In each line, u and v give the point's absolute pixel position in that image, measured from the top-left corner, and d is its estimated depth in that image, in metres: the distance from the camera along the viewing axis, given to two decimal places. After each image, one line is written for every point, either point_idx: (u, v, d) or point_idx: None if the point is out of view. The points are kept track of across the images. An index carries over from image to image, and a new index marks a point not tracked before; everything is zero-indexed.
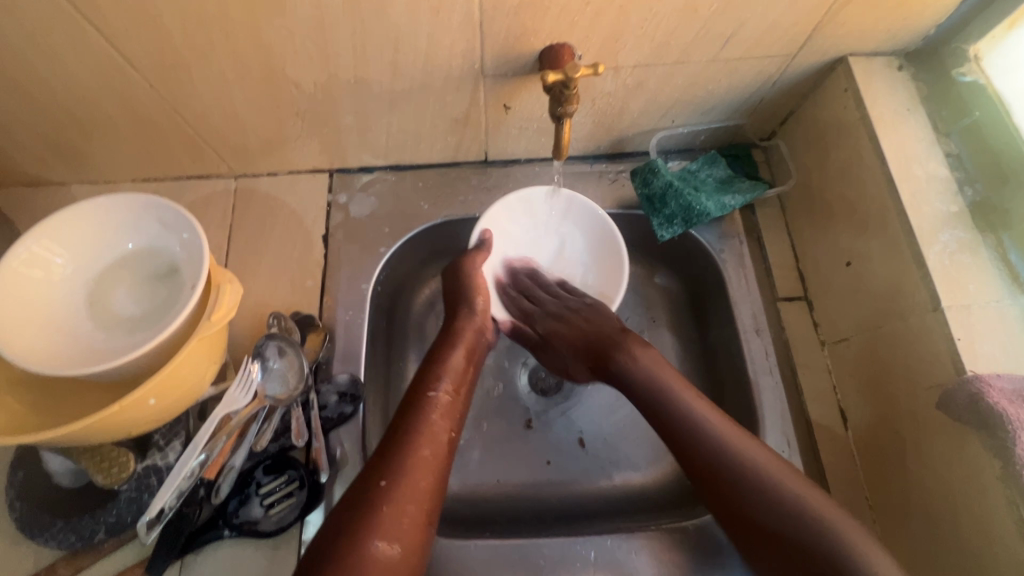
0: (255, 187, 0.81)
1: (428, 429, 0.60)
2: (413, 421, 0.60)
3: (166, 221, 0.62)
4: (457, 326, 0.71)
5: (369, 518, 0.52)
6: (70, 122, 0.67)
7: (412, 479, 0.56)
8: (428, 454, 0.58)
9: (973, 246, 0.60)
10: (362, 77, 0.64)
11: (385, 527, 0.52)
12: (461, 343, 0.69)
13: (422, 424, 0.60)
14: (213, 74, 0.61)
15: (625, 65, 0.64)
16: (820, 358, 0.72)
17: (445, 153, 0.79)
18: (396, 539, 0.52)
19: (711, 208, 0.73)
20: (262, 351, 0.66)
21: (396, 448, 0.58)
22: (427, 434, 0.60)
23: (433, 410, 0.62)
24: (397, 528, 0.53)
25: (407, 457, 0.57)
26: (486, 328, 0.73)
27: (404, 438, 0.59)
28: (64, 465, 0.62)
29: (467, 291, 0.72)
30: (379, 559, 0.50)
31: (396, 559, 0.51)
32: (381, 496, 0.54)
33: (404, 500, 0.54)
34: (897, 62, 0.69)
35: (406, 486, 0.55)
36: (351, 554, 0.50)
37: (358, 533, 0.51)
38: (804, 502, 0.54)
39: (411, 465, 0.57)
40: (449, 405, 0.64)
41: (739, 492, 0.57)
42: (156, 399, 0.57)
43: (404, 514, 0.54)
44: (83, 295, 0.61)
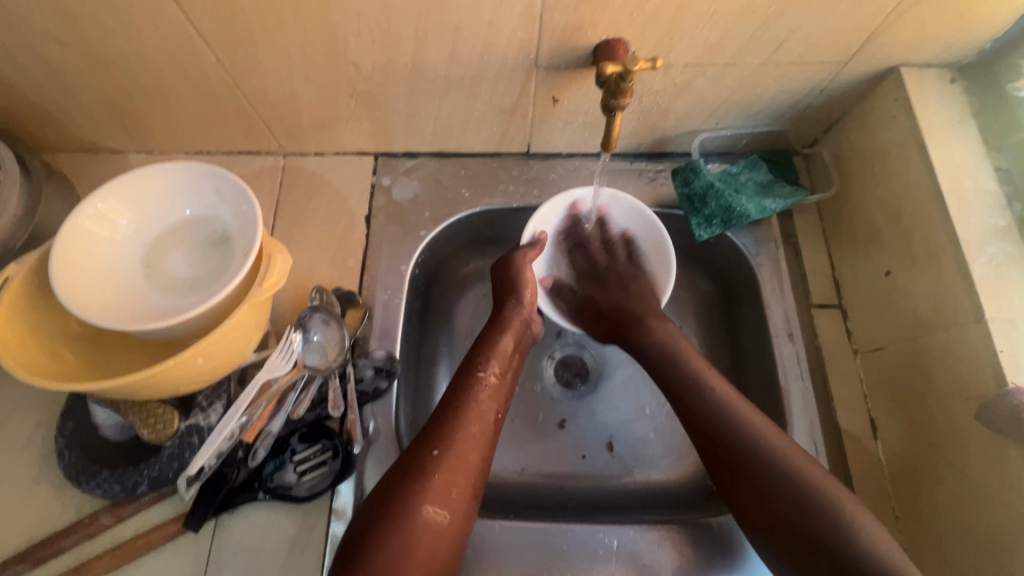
0: (302, 166, 0.83)
1: (477, 409, 0.62)
2: (463, 398, 0.62)
3: (223, 190, 0.64)
4: (506, 314, 0.71)
5: (420, 485, 0.55)
6: (137, 92, 0.70)
7: (459, 453, 0.58)
8: (479, 430, 0.60)
9: (1019, 260, 0.60)
10: (419, 62, 0.65)
11: (436, 495, 0.55)
12: (510, 332, 0.70)
13: (472, 402, 0.62)
14: (278, 51, 0.64)
15: (677, 64, 0.65)
16: (852, 366, 0.72)
17: (489, 142, 0.80)
18: (446, 506, 0.55)
19: (751, 210, 0.73)
20: (305, 322, 0.67)
21: (446, 421, 0.60)
22: (478, 412, 0.61)
23: (483, 389, 0.63)
24: (446, 496, 0.56)
25: (456, 433, 0.59)
26: (532, 322, 0.73)
27: (455, 413, 0.61)
28: (110, 419, 0.63)
29: (516, 284, 0.73)
30: (430, 524, 0.53)
31: (445, 524, 0.55)
32: (431, 465, 0.56)
33: (454, 472, 0.57)
34: (950, 74, 0.69)
35: (453, 458, 0.57)
36: (404, 517, 0.53)
37: (410, 498, 0.54)
38: (818, 501, 0.55)
39: (461, 440, 0.59)
40: (500, 386, 0.65)
41: (751, 483, 0.58)
42: (204, 359, 0.59)
43: (454, 485, 0.56)
44: (141, 257, 0.63)
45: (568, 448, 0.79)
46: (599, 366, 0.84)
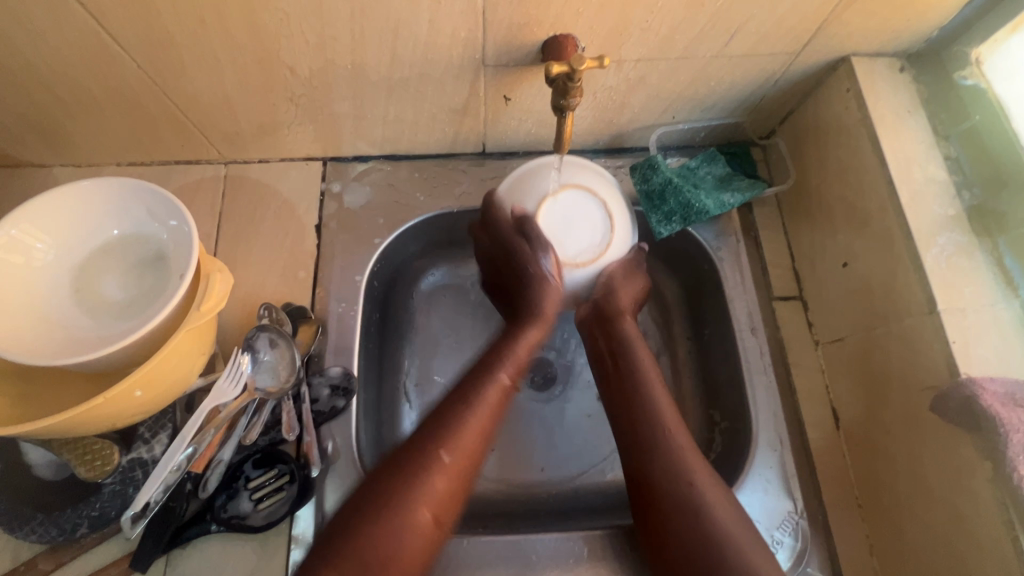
0: (245, 174, 0.78)
1: (487, 403, 0.62)
2: (480, 389, 0.62)
3: (154, 207, 0.59)
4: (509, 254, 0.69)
5: (424, 481, 0.55)
6: (54, 102, 0.64)
7: (465, 447, 0.58)
8: (493, 406, 0.62)
9: (968, 249, 0.60)
10: (360, 64, 0.62)
11: (432, 496, 0.55)
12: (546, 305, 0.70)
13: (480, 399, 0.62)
14: (204, 56, 0.59)
15: (629, 58, 0.63)
16: (813, 358, 0.72)
17: (442, 143, 0.78)
18: (437, 509, 0.55)
19: (710, 206, 0.72)
20: (253, 342, 0.64)
21: (455, 415, 0.60)
22: (484, 378, 0.64)
23: (495, 389, 0.63)
24: (437, 497, 0.55)
25: (468, 432, 0.59)
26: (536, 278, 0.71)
27: (468, 404, 0.61)
28: (46, 456, 0.60)
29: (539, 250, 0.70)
30: (419, 525, 0.53)
31: (438, 530, 0.55)
32: (431, 487, 0.55)
33: (472, 392, 0.62)
34: (899, 63, 0.69)
35: (460, 462, 0.57)
36: (396, 517, 0.53)
37: (405, 504, 0.54)
38: None
39: (470, 438, 0.59)
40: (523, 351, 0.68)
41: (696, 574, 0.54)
42: (143, 391, 0.55)
43: (453, 493, 0.56)
44: (67, 283, 0.58)
45: (539, 453, 0.77)
46: (566, 366, 0.82)
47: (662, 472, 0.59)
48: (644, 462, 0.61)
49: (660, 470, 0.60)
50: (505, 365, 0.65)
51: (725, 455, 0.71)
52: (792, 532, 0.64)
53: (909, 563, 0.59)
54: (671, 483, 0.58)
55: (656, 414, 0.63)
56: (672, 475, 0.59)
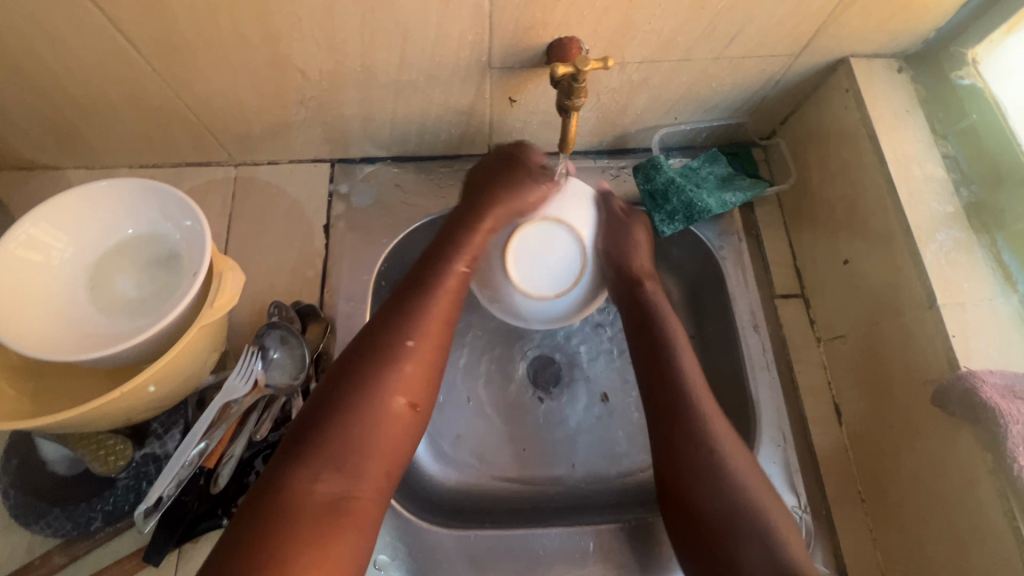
0: (254, 176, 0.80)
1: (444, 296, 0.63)
2: (433, 278, 0.63)
3: (167, 207, 0.61)
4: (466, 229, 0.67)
5: (385, 374, 0.57)
6: (70, 105, 0.66)
7: (429, 345, 0.60)
8: (452, 296, 0.63)
9: (967, 245, 0.61)
10: (369, 66, 0.63)
11: (405, 388, 0.57)
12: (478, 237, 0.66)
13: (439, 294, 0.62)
14: (217, 59, 0.61)
15: (632, 60, 0.65)
16: (815, 354, 0.73)
17: (448, 145, 0.79)
18: (412, 398, 0.57)
19: (712, 205, 0.73)
20: (264, 340, 0.66)
21: (413, 309, 0.61)
22: (446, 274, 0.64)
23: (450, 283, 0.64)
24: (411, 389, 0.58)
25: (434, 329, 0.61)
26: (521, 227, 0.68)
27: (422, 300, 0.62)
28: (59, 452, 0.61)
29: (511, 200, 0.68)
30: (397, 415, 0.56)
31: (410, 420, 0.57)
32: (409, 356, 0.58)
33: (434, 338, 0.60)
34: (897, 64, 0.70)
35: (422, 352, 0.59)
36: (374, 405, 0.55)
37: (373, 384, 0.56)
38: None
39: (436, 340, 0.61)
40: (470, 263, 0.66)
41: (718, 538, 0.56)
42: (156, 387, 0.56)
43: (426, 381, 0.59)
44: (83, 280, 0.60)
45: (543, 450, 0.78)
46: (571, 364, 0.83)
47: (694, 478, 0.59)
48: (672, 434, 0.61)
49: (687, 446, 0.60)
50: (461, 261, 0.65)
51: None
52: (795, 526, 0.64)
53: (914, 557, 0.60)
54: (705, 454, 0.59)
55: (688, 390, 0.63)
56: (714, 484, 0.58)
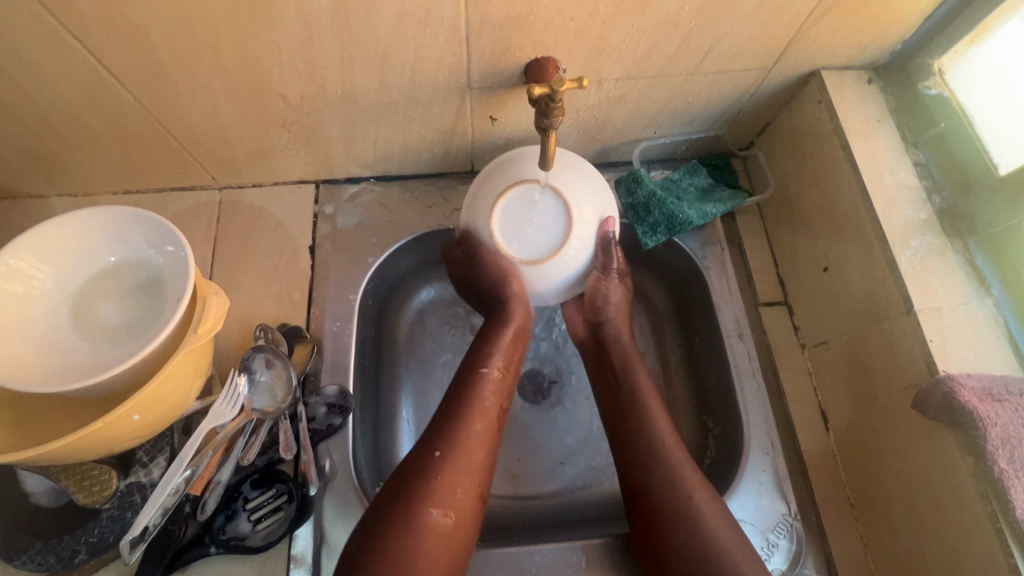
0: (239, 199, 0.80)
1: (480, 408, 0.64)
2: (468, 397, 0.64)
3: (150, 234, 0.61)
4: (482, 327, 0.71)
5: (427, 487, 0.57)
6: (51, 134, 0.66)
7: (467, 458, 0.60)
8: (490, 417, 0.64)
9: (941, 251, 0.63)
10: (350, 89, 0.64)
11: (438, 496, 0.57)
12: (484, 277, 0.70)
13: (474, 400, 0.64)
14: (198, 86, 0.61)
15: (608, 78, 0.66)
16: (801, 361, 0.74)
17: (432, 163, 0.80)
18: (450, 506, 0.57)
19: (693, 216, 0.74)
20: (250, 363, 0.65)
21: (448, 425, 0.62)
22: (478, 391, 0.65)
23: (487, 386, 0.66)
24: (450, 498, 0.57)
25: (460, 435, 0.61)
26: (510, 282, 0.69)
27: (458, 412, 0.63)
28: (43, 484, 0.60)
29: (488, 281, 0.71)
30: (435, 523, 0.55)
31: (451, 528, 0.56)
32: (439, 464, 0.58)
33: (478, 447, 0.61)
34: (867, 75, 0.72)
35: (457, 459, 0.59)
36: (402, 515, 0.55)
37: (414, 500, 0.56)
38: None
39: (466, 447, 0.60)
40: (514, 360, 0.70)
41: None
42: (140, 415, 0.55)
43: (455, 484, 0.58)
44: (65, 310, 0.59)
45: (533, 463, 0.78)
46: (560, 378, 0.83)
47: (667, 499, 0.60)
48: (633, 444, 0.65)
49: (659, 486, 0.61)
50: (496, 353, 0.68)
51: (720, 459, 0.72)
52: (786, 534, 0.65)
53: (903, 562, 0.60)
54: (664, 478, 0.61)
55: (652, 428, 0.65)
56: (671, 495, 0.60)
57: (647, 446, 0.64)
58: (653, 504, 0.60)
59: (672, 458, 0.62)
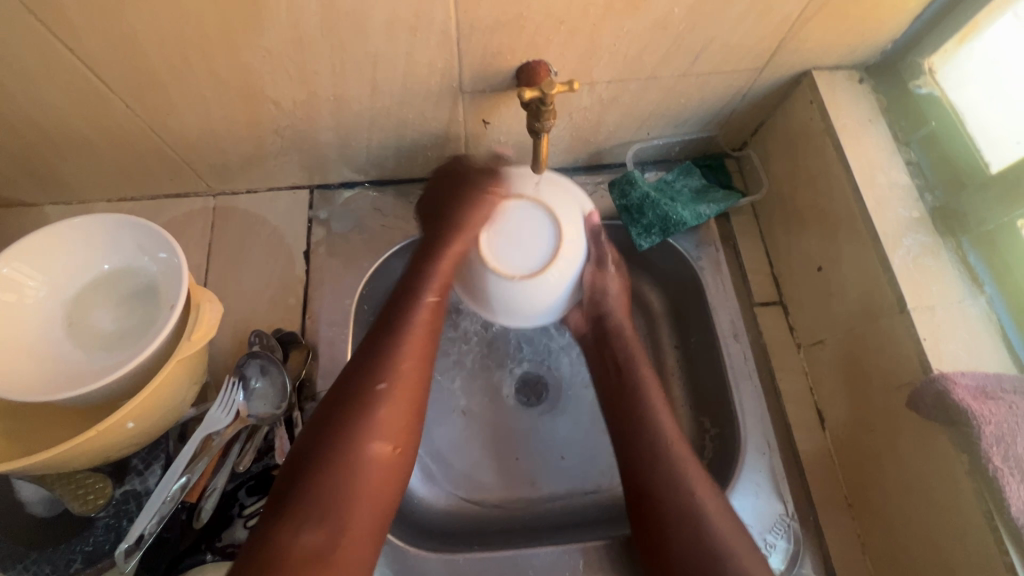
0: (233, 205, 0.80)
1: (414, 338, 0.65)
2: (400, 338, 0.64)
3: (143, 241, 0.61)
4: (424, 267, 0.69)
5: (367, 423, 0.58)
6: (44, 142, 0.66)
7: (404, 380, 0.62)
8: (423, 350, 0.65)
9: (934, 249, 0.63)
10: (342, 95, 0.64)
11: (380, 428, 0.59)
12: (444, 262, 0.69)
13: (409, 326, 0.65)
14: (191, 93, 0.61)
15: (600, 80, 0.66)
16: (797, 360, 0.74)
17: (426, 167, 0.80)
18: (391, 438, 0.59)
19: (687, 217, 0.74)
20: (244, 370, 0.65)
21: (386, 356, 0.62)
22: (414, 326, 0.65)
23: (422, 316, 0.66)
24: (389, 430, 0.59)
25: (402, 365, 0.62)
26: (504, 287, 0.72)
27: (393, 346, 0.63)
28: (38, 493, 0.60)
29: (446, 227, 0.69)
30: (376, 454, 0.58)
31: (393, 457, 0.59)
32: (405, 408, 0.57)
33: (412, 378, 0.62)
34: (858, 75, 0.72)
35: (398, 390, 0.61)
36: (346, 455, 0.56)
37: (352, 436, 0.57)
38: None
39: (408, 372, 0.62)
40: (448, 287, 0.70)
41: None
42: (134, 423, 0.55)
43: (392, 419, 0.60)
44: (60, 318, 0.59)
45: (530, 467, 0.78)
46: (556, 381, 0.83)
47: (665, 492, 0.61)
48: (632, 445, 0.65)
49: (661, 483, 0.61)
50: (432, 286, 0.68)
51: (717, 460, 0.72)
52: (784, 534, 0.64)
53: (899, 560, 0.60)
54: (669, 475, 0.61)
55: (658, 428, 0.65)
56: (672, 493, 0.60)
57: (646, 441, 0.64)
58: (654, 502, 0.61)
59: (677, 457, 0.63)
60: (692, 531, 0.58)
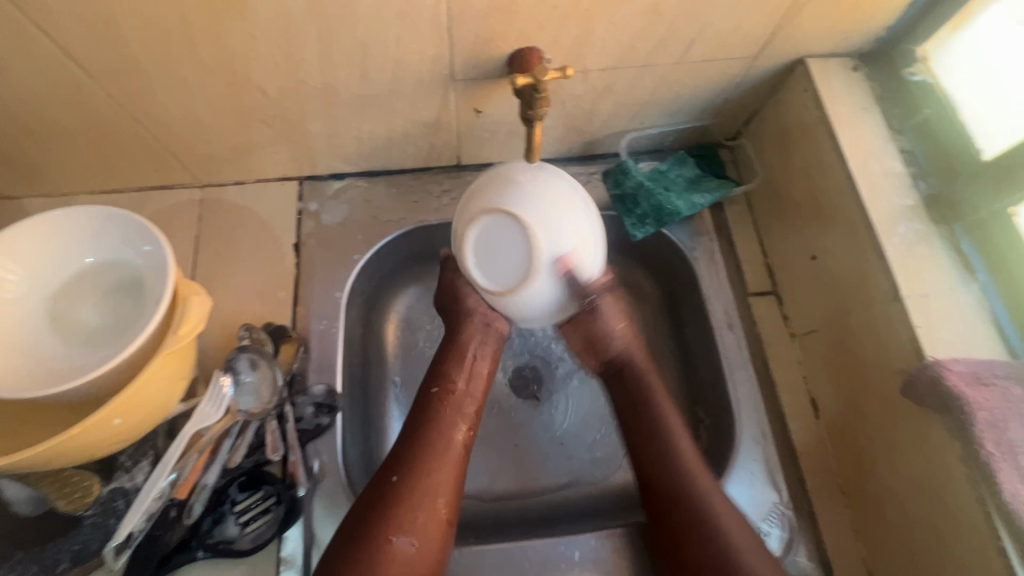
0: (220, 197, 0.78)
1: (438, 433, 0.61)
2: (425, 416, 0.62)
3: (128, 234, 0.59)
4: (445, 349, 0.67)
5: (393, 519, 0.56)
6: (22, 132, 0.64)
7: (425, 482, 0.58)
8: (451, 442, 0.62)
9: (927, 236, 0.63)
10: (331, 83, 0.63)
11: (405, 526, 0.56)
12: (462, 346, 0.66)
13: (434, 421, 0.62)
14: (175, 81, 0.60)
15: (594, 68, 0.65)
16: (790, 350, 0.74)
17: (417, 157, 0.78)
18: (415, 534, 0.56)
19: (681, 207, 0.74)
20: (233, 364, 0.64)
21: (408, 447, 0.60)
22: (442, 418, 0.62)
23: (448, 406, 0.63)
24: (413, 523, 0.56)
25: (417, 457, 0.59)
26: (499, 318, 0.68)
27: (415, 437, 0.61)
28: (22, 492, 0.58)
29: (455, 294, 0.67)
30: (400, 551, 0.55)
31: (416, 554, 0.55)
32: (422, 451, 0.60)
33: (441, 471, 0.59)
34: (852, 62, 0.72)
35: (420, 484, 0.58)
36: (370, 546, 0.54)
37: (378, 527, 0.55)
38: None
39: (423, 464, 0.59)
40: (478, 384, 0.66)
41: None
42: (121, 419, 0.54)
43: (419, 510, 0.57)
44: (42, 313, 0.58)
45: (525, 459, 0.78)
46: (550, 372, 0.83)
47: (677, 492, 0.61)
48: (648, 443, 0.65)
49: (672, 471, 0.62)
50: (455, 373, 0.65)
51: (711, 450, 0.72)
52: (779, 522, 0.65)
53: (891, 545, 0.61)
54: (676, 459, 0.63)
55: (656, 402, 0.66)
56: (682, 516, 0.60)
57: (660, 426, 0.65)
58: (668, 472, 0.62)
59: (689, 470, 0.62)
60: (706, 532, 0.58)
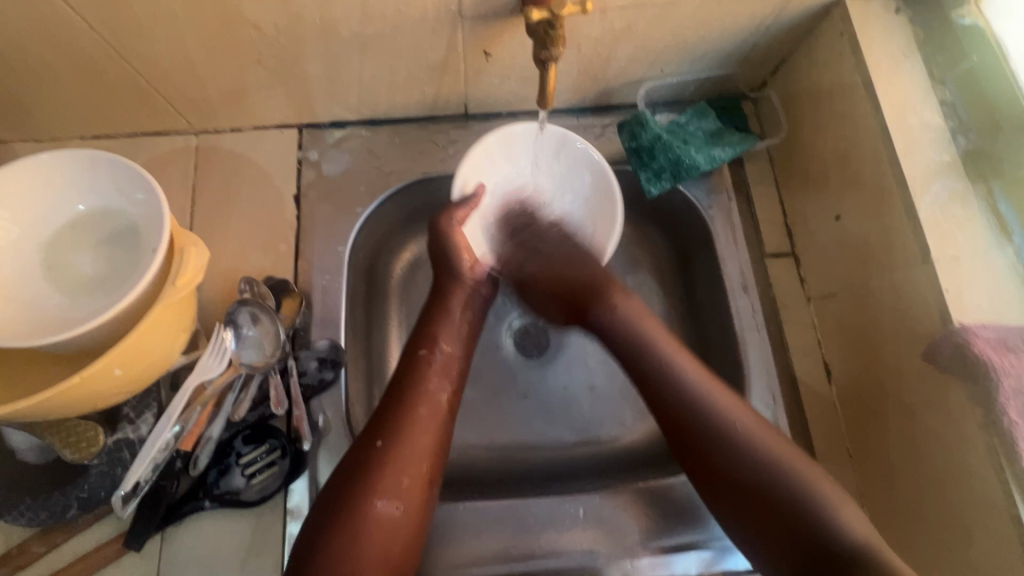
0: (216, 145, 0.75)
1: (427, 400, 0.59)
2: (413, 377, 0.60)
3: (120, 180, 0.57)
4: (437, 313, 0.66)
5: (372, 481, 0.54)
6: (4, 70, 0.60)
7: (406, 444, 0.56)
8: (434, 407, 0.59)
9: (964, 196, 0.59)
10: (330, 19, 0.58)
11: (386, 488, 0.54)
12: (452, 309, 0.66)
13: (419, 382, 0.60)
14: (162, 14, 0.55)
15: (614, 6, 0.60)
16: (805, 313, 0.72)
17: (422, 105, 0.74)
18: (397, 498, 0.54)
19: (700, 161, 0.70)
20: (235, 318, 0.63)
21: (390, 409, 0.58)
22: (428, 381, 0.60)
23: (432, 367, 0.61)
24: (396, 486, 0.54)
25: (400, 419, 0.57)
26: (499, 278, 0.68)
27: (399, 398, 0.59)
28: (28, 441, 0.59)
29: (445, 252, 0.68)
30: (382, 516, 0.53)
31: (400, 517, 0.54)
32: (406, 409, 0.58)
33: (424, 436, 0.57)
34: (895, 4, 0.66)
35: (402, 446, 0.56)
36: (350, 508, 0.52)
37: (357, 489, 0.53)
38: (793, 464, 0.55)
39: (406, 425, 0.57)
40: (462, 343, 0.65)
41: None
42: (122, 370, 0.53)
43: (402, 474, 0.55)
44: (34, 261, 0.56)
45: (531, 418, 0.77)
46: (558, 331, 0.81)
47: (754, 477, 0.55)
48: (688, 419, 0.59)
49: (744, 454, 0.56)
50: (445, 336, 0.64)
51: None
52: None
53: (905, 510, 0.60)
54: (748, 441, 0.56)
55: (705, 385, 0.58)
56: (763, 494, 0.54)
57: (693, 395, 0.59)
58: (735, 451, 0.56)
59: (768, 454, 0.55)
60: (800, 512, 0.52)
